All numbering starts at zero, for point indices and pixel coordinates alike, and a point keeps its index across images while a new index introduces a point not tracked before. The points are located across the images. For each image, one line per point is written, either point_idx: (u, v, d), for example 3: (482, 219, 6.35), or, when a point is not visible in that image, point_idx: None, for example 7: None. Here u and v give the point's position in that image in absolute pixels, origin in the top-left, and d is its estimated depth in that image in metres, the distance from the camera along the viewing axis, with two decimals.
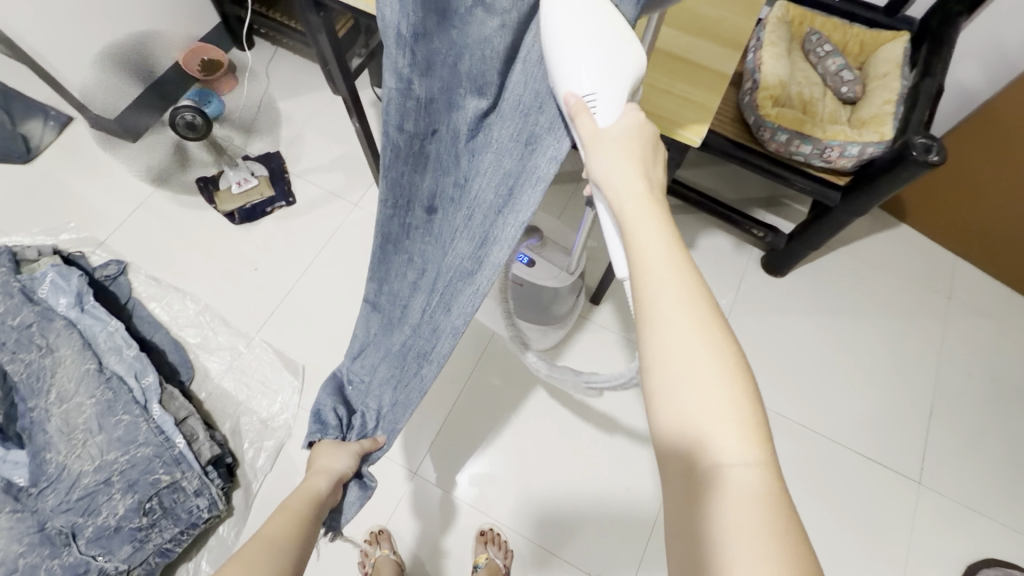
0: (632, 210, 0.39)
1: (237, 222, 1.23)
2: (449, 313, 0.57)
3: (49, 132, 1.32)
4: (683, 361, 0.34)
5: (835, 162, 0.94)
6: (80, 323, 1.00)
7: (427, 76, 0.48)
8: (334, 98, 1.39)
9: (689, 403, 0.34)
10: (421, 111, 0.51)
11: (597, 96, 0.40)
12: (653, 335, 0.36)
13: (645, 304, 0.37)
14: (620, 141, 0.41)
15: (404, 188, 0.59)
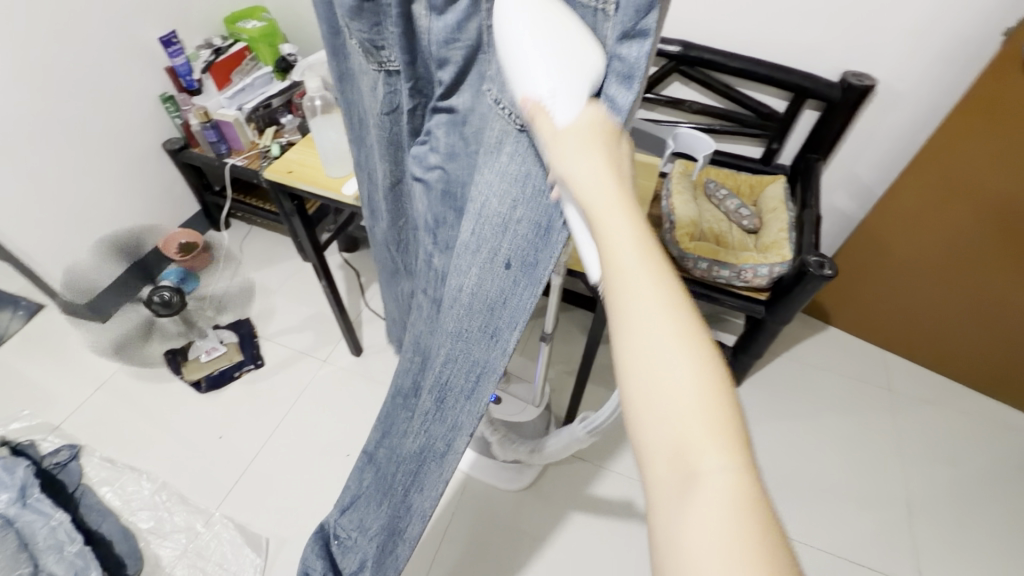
0: (601, 205, 0.30)
1: (203, 389, 1.23)
2: (422, 496, 0.63)
3: (17, 320, 1.35)
4: (647, 351, 0.27)
5: (753, 281, 1.09)
6: (19, 520, 0.92)
7: (443, 256, 0.49)
8: (304, 265, 1.51)
9: (669, 401, 0.26)
10: (434, 283, 0.53)
11: (557, 91, 0.30)
12: (619, 321, 0.28)
13: (612, 294, 0.29)
14: (582, 132, 0.30)
15: (419, 350, 0.60)
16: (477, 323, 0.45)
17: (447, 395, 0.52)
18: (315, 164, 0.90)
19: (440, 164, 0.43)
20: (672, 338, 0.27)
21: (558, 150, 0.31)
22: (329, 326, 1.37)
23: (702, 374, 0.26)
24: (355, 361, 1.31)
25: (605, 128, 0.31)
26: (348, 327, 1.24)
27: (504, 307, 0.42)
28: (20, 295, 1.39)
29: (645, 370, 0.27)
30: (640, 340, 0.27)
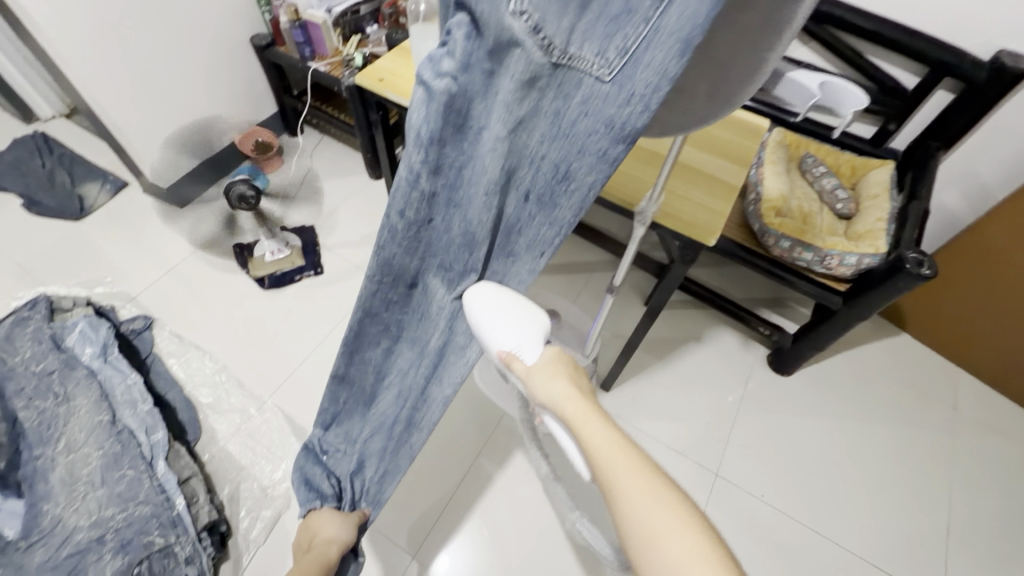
0: (578, 418, 0.51)
1: (266, 287, 1.29)
2: (440, 385, 0.70)
3: (104, 194, 1.43)
4: (639, 498, 0.46)
5: (836, 269, 1.02)
6: (101, 373, 1.02)
7: (435, 175, 0.49)
8: (370, 183, 1.51)
9: (665, 557, 0.43)
10: (423, 201, 0.51)
11: (520, 347, 0.56)
12: (614, 487, 0.47)
13: (603, 473, 0.48)
14: (546, 370, 0.55)
15: (392, 269, 0.59)
16: (500, 234, 0.55)
17: (467, 295, 0.60)
18: (407, 77, 0.87)
19: (456, 74, 0.41)
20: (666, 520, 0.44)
21: (538, 392, 0.54)
22: None
23: (665, 496, 0.46)
24: None
25: (562, 360, 0.58)
26: None
27: (523, 227, 0.53)
28: (109, 170, 1.47)
29: (654, 548, 0.44)
30: (643, 524, 0.45)
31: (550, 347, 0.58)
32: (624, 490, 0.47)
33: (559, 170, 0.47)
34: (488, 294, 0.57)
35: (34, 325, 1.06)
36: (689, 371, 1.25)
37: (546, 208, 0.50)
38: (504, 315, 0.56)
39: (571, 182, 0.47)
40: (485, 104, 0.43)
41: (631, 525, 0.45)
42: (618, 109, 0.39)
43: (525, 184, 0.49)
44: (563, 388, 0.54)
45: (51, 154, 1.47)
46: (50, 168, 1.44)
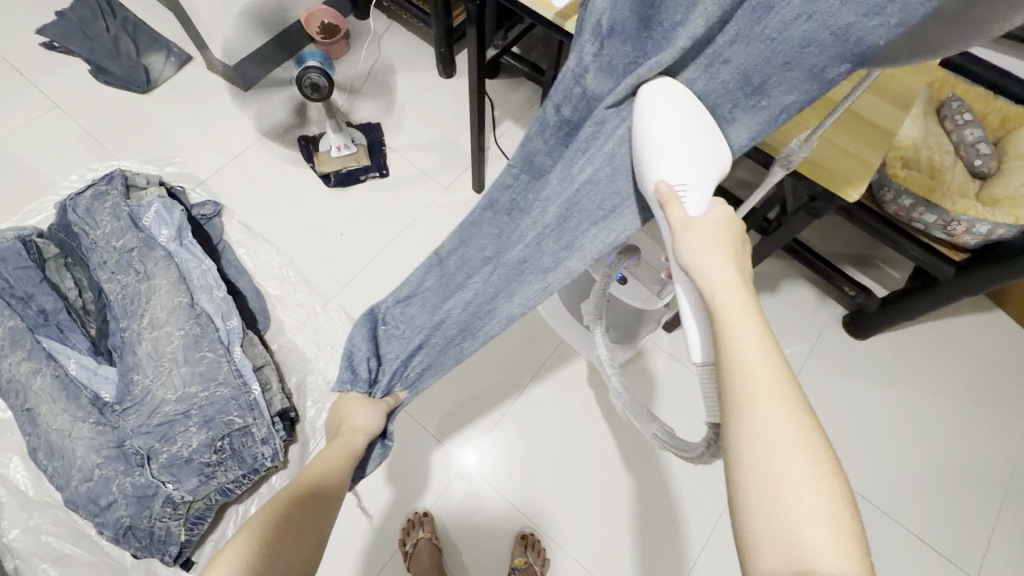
0: (726, 300, 0.43)
1: (331, 184, 1.26)
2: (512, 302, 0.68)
3: (168, 67, 1.38)
4: (773, 431, 0.37)
5: (958, 237, 0.90)
6: (177, 256, 1.04)
7: (603, 72, 0.51)
8: (440, 82, 1.40)
9: (790, 497, 0.35)
10: (581, 104, 0.55)
11: (685, 185, 0.49)
12: (745, 401, 0.38)
13: (733, 391, 0.39)
14: (709, 231, 0.47)
15: (533, 166, 0.62)
16: (637, 151, 0.53)
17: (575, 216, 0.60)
18: None
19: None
20: (802, 473, 0.35)
21: (686, 254, 0.47)
22: (456, 153, 1.32)
23: (807, 452, 0.36)
24: (473, 197, 1.28)
25: (732, 227, 0.48)
26: (479, 162, 1.19)
27: None
28: (173, 41, 1.40)
29: (766, 466, 0.36)
30: (755, 440, 0.37)
31: (720, 203, 0.49)
32: (749, 391, 0.39)
33: (745, 79, 0.46)
34: (668, 101, 0.48)
35: (112, 201, 1.06)
36: None
37: (708, 127, 0.50)
38: (686, 135, 0.48)
39: (763, 95, 0.47)
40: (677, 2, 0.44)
41: (750, 435, 0.37)
42: (857, 20, 0.37)
43: (698, 89, 0.48)
44: (723, 261, 0.46)
45: (114, 18, 1.40)
46: (115, 34, 1.37)
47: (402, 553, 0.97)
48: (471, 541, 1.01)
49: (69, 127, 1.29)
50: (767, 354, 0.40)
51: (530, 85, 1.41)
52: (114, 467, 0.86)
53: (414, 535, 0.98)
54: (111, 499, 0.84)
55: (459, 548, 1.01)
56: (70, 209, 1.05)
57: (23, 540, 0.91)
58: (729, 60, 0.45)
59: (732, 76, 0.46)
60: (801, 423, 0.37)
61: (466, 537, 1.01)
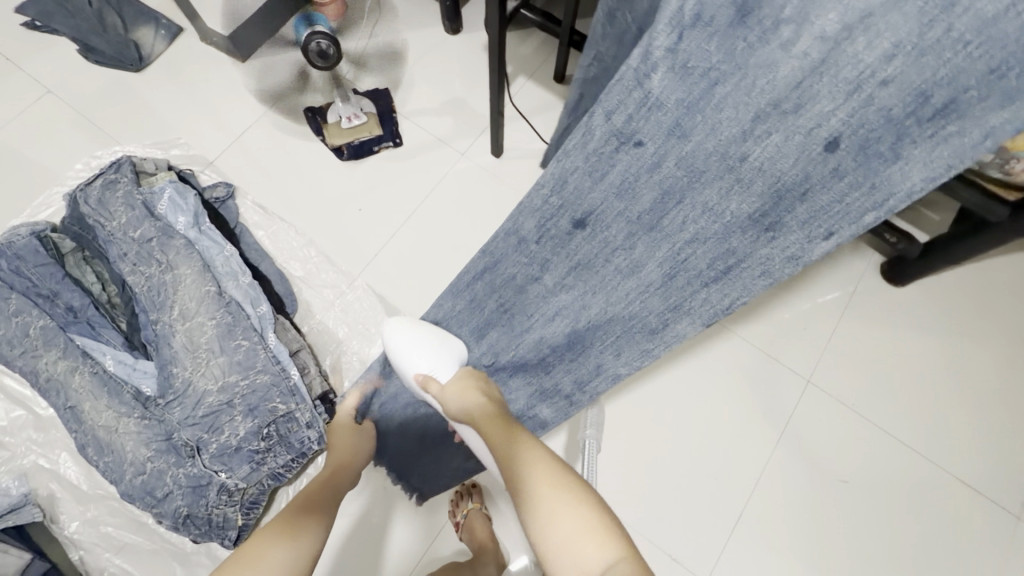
0: (488, 426, 0.66)
1: (345, 158, 1.21)
2: (618, 361, 0.71)
3: (159, 41, 1.30)
4: (550, 507, 0.55)
5: (1015, 175, 0.84)
6: (198, 243, 1.01)
7: (676, 77, 0.41)
8: (448, 38, 1.31)
9: (561, 539, 0.53)
10: (639, 111, 0.44)
11: (436, 372, 0.73)
12: (523, 496, 0.58)
13: (518, 485, 0.59)
14: (458, 381, 0.72)
15: (570, 191, 0.53)
16: (725, 182, 0.47)
17: (683, 275, 0.57)
18: None
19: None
20: (557, 511, 0.55)
21: (452, 403, 0.71)
22: (471, 115, 1.26)
23: (582, 513, 0.54)
24: (493, 162, 1.23)
25: (471, 375, 0.74)
26: (497, 124, 1.13)
27: (801, 200, 0.46)
28: (160, 12, 1.31)
29: (547, 533, 0.54)
30: (539, 510, 0.55)
31: (464, 367, 0.75)
32: (524, 482, 0.58)
33: (926, 102, 0.37)
34: (411, 346, 0.75)
35: (123, 190, 1.02)
36: (791, 280, 1.17)
37: (864, 175, 0.42)
38: (422, 345, 0.75)
39: (944, 129, 0.37)
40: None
41: (543, 516, 0.55)
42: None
43: (836, 128, 0.40)
44: (475, 400, 0.70)
45: None
46: (98, 7, 1.21)
47: (453, 524, 0.99)
48: (519, 508, 1.02)
49: (65, 113, 1.23)
50: (529, 456, 0.61)
51: (542, 35, 1.32)
52: (166, 460, 0.87)
53: (463, 506, 1.00)
54: (167, 490, 0.86)
55: (508, 515, 1.02)
56: (81, 200, 1.01)
57: (85, 532, 0.93)
58: (889, 84, 0.37)
59: (900, 102, 0.37)
60: (557, 485, 0.57)
61: (513, 505, 1.03)
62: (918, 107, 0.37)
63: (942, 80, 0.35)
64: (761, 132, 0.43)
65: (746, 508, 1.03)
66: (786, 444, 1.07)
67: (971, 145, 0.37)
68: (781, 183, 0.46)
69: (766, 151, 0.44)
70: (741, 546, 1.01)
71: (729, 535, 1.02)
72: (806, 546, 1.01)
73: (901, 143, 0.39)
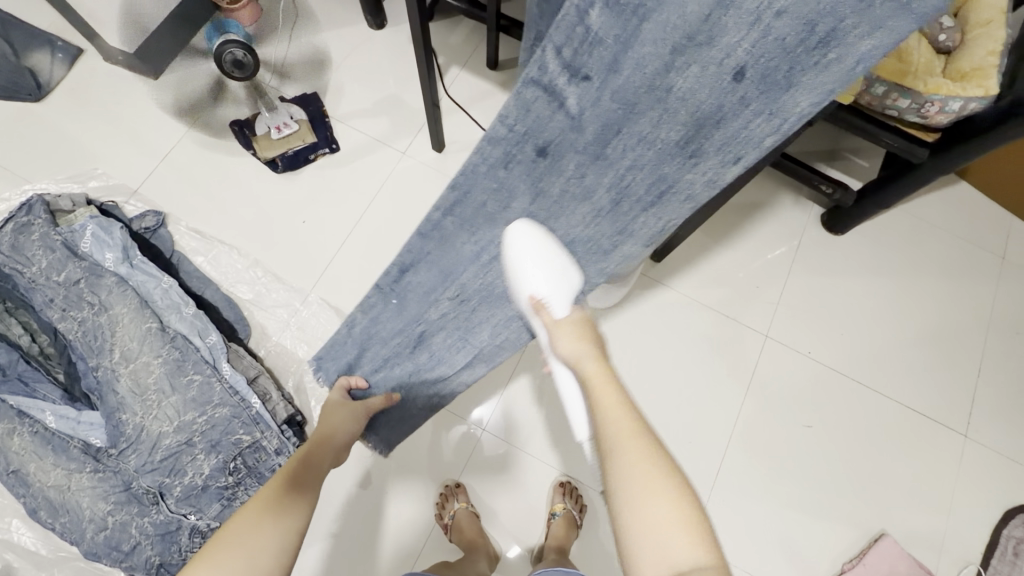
0: (589, 370, 0.57)
1: (280, 170, 1.16)
2: (567, 291, 0.68)
3: (58, 66, 1.20)
4: (642, 480, 0.50)
5: (931, 117, 0.90)
6: (132, 279, 0.95)
7: (611, 11, 0.40)
8: (372, 34, 1.27)
9: (650, 513, 0.48)
10: (582, 47, 0.43)
11: (550, 298, 0.61)
12: (611, 442, 0.52)
13: (609, 444, 0.52)
14: (573, 326, 0.60)
15: (526, 128, 0.50)
16: (651, 107, 0.46)
17: (626, 200, 0.56)
18: None
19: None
20: (648, 496, 0.49)
21: (560, 345, 0.59)
22: (407, 113, 1.22)
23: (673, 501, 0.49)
24: (435, 157, 1.20)
25: (583, 322, 0.62)
26: (435, 118, 1.11)
27: (718, 127, 0.47)
28: (54, 33, 1.20)
29: (633, 497, 0.49)
30: (630, 474, 0.50)
31: (576, 308, 0.63)
32: (613, 435, 0.52)
33: (811, 32, 0.38)
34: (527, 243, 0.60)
35: (39, 231, 0.94)
36: (740, 236, 1.20)
37: (763, 102, 0.44)
38: (547, 257, 0.61)
39: (828, 50, 0.38)
40: None
41: (634, 486, 0.49)
42: None
43: (741, 59, 0.41)
44: (584, 346, 0.59)
45: None
46: None
47: (441, 526, 0.98)
48: (505, 500, 1.03)
49: None
50: (621, 405, 0.54)
51: (470, 22, 1.29)
52: (129, 511, 0.83)
53: (451, 507, 0.99)
54: (134, 542, 0.82)
55: (495, 508, 1.02)
56: None
57: None
58: (784, 15, 0.37)
59: (792, 31, 0.38)
60: (651, 452, 0.51)
61: (498, 498, 1.03)
62: (805, 35, 0.38)
63: (825, 9, 0.36)
64: (679, 66, 0.42)
65: (723, 465, 1.07)
66: (753, 399, 1.11)
67: (848, 68, 0.39)
68: (699, 113, 0.46)
69: (682, 84, 0.44)
70: (723, 502, 1.05)
71: (710, 494, 1.05)
72: (782, 492, 1.06)
73: (793, 72, 0.41)
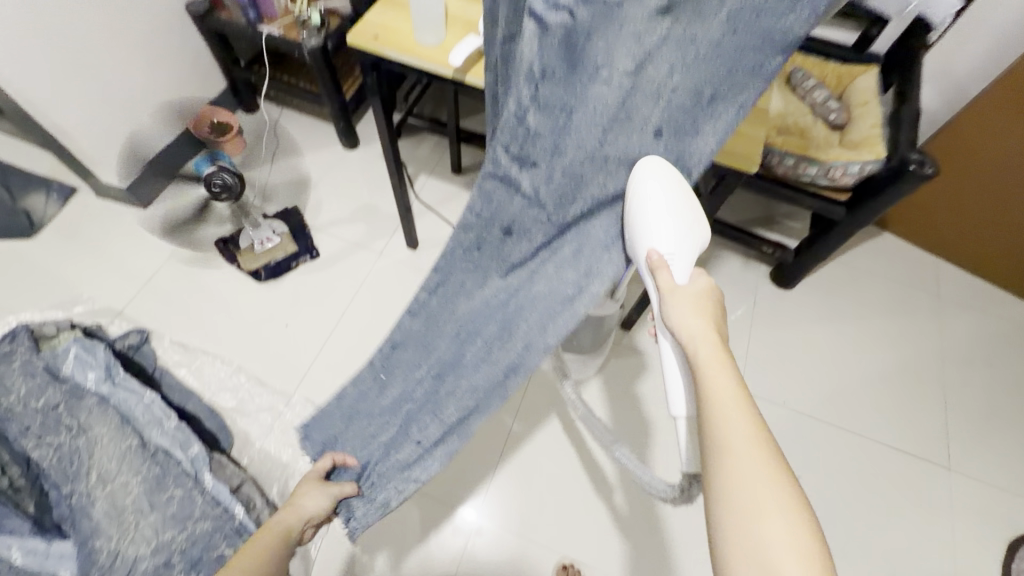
0: (707, 359, 0.46)
1: (263, 279, 1.22)
2: (547, 333, 0.63)
3: (52, 205, 1.28)
4: (754, 493, 0.39)
5: (839, 180, 1.03)
6: (113, 397, 0.95)
7: (542, 111, 0.51)
8: (347, 154, 1.42)
9: (763, 532, 0.38)
10: (524, 138, 0.55)
11: (673, 256, 0.53)
12: (722, 441, 0.41)
13: (717, 441, 0.42)
14: (692, 298, 0.50)
15: (489, 203, 0.65)
16: (592, 167, 0.54)
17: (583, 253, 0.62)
18: (405, 30, 0.79)
19: (575, 5, 0.43)
20: (761, 513, 0.38)
21: (674, 314, 0.49)
22: (381, 218, 1.33)
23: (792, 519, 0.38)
24: (411, 254, 1.29)
25: (707, 292, 0.51)
26: (407, 219, 1.21)
27: None
28: (51, 177, 1.31)
29: (742, 513, 0.39)
30: (733, 481, 0.40)
31: (703, 273, 0.53)
32: (731, 434, 0.41)
33: (701, 97, 0.48)
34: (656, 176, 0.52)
35: (21, 358, 0.96)
36: None
37: (680, 146, 0.52)
38: (679, 198, 0.52)
39: (716, 106, 0.48)
40: (599, 49, 0.45)
41: (731, 492, 0.40)
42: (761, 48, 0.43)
43: (657, 122, 0.50)
44: (701, 324, 0.48)
45: None
46: None
47: None
48: None
49: None
50: (740, 397, 0.43)
51: (434, 138, 1.46)
52: None
53: None
54: None
55: None
56: None
57: None
58: (680, 88, 0.47)
59: (688, 96, 0.48)
60: (766, 453, 0.40)
61: None
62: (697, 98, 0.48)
63: (707, 80, 0.46)
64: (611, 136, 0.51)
65: None
66: None
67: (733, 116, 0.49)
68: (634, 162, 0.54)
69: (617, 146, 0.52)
70: None
71: None
72: None
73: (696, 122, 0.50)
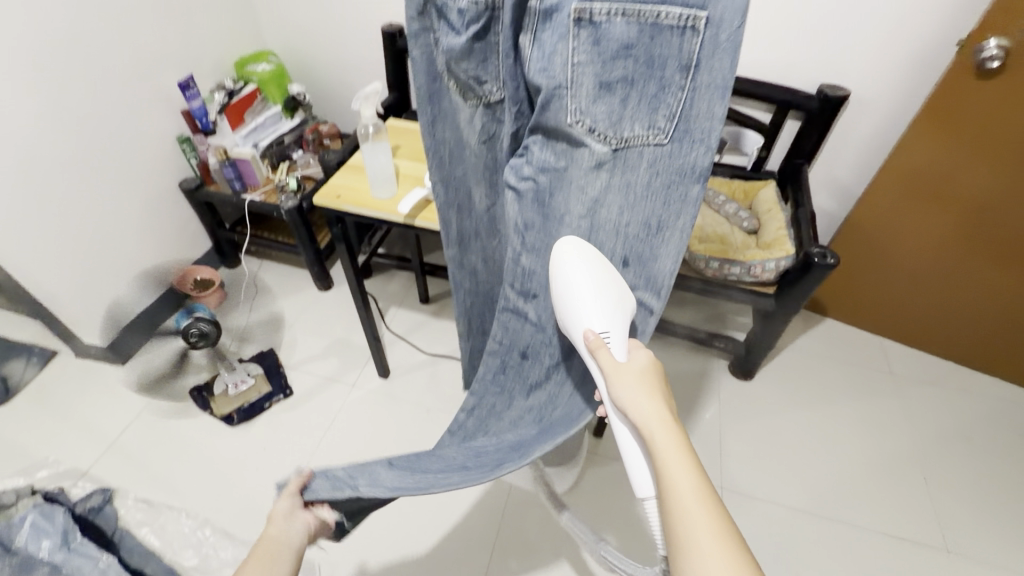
0: (659, 443, 0.47)
1: (235, 422, 1.23)
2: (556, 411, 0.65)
3: (30, 369, 1.32)
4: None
5: (761, 276, 1.16)
6: (67, 566, 0.90)
7: (533, 254, 0.65)
8: (322, 295, 1.53)
9: None
10: (520, 278, 0.68)
11: (610, 334, 0.54)
12: (677, 525, 0.44)
13: (677, 530, 0.44)
14: (639, 376, 0.51)
15: (509, 335, 0.72)
16: None
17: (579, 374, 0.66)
18: (362, 190, 0.95)
19: (536, 176, 0.61)
20: None
21: (625, 396, 0.50)
22: (353, 351, 1.39)
23: None
24: (383, 383, 1.33)
25: (652, 369, 0.52)
26: (378, 349, 1.27)
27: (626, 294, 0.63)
28: (34, 342, 1.37)
29: None
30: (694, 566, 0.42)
31: (643, 349, 0.54)
32: (686, 519, 0.44)
33: (649, 227, 0.59)
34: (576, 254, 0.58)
35: None
36: None
37: (642, 271, 0.61)
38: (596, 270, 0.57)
39: (665, 232, 0.58)
40: (563, 201, 0.61)
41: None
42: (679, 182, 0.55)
43: (620, 253, 0.61)
44: (654, 405, 0.49)
45: None
46: None
47: None
48: None
49: None
50: (692, 480, 0.45)
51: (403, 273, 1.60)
52: None
53: None
54: None
55: None
56: None
57: None
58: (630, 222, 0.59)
59: (639, 228, 0.59)
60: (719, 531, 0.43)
61: None
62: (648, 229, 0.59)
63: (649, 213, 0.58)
64: None
65: None
66: None
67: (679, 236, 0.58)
68: None
69: None
70: None
71: None
72: None
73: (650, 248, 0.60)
